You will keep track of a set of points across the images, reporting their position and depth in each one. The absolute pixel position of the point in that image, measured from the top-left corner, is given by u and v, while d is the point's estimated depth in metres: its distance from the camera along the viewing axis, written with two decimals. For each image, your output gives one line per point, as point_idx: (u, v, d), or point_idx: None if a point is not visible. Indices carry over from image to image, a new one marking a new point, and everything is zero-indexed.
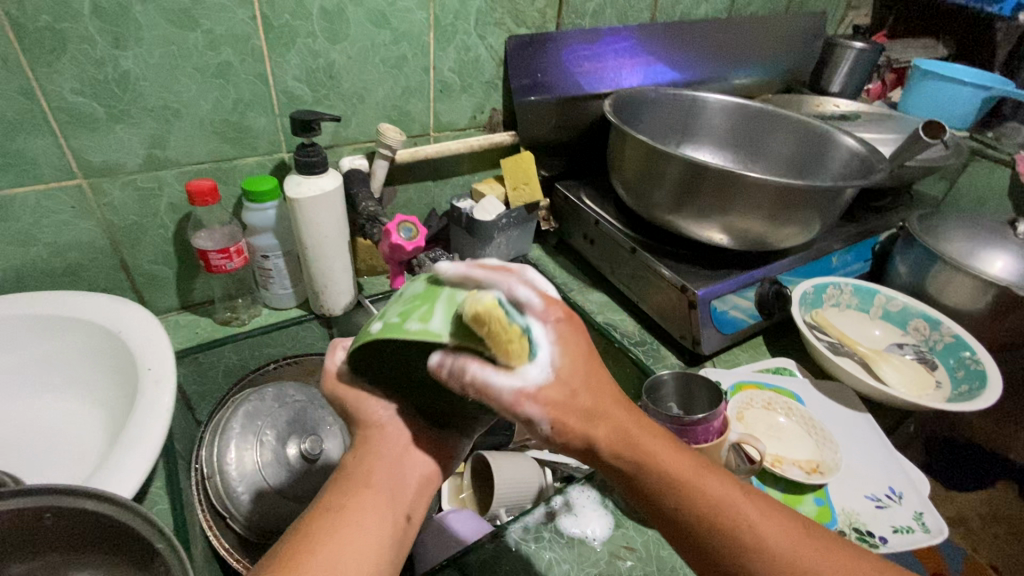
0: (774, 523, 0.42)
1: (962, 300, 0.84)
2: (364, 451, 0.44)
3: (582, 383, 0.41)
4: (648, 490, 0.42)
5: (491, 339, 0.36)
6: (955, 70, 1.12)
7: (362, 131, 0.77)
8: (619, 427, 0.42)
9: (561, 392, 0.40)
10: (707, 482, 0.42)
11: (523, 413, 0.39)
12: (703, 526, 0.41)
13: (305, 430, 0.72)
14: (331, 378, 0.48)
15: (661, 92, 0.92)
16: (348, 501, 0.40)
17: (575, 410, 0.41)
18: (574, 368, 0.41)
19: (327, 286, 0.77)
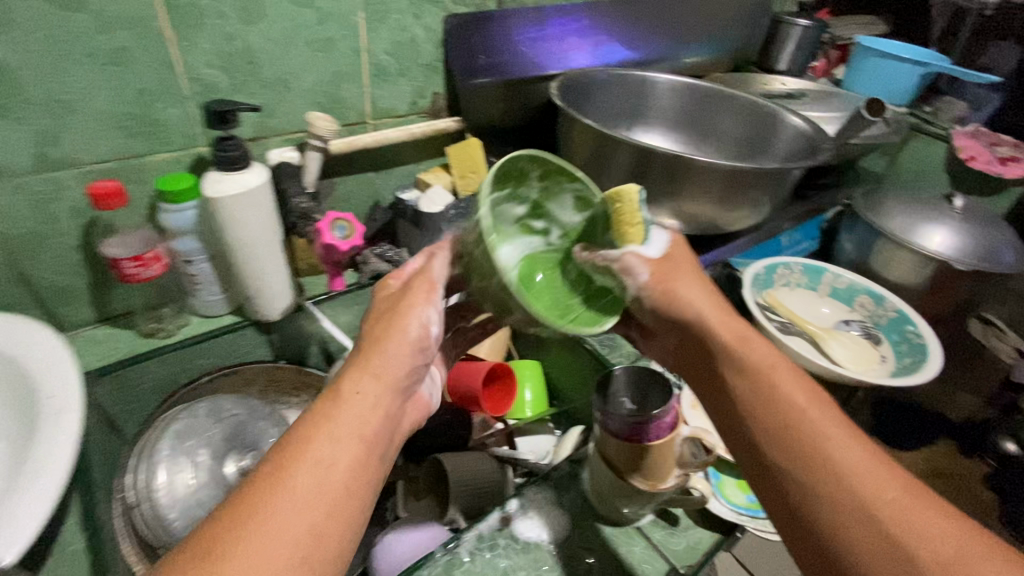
0: (848, 435, 0.40)
1: (904, 275, 0.86)
2: (370, 371, 0.44)
3: (682, 268, 0.53)
4: (723, 369, 0.47)
5: (620, 211, 0.52)
6: (897, 47, 1.14)
7: (290, 120, 0.72)
8: (717, 316, 0.50)
9: (670, 267, 0.53)
10: (787, 379, 0.44)
11: (632, 266, 0.52)
12: (766, 411, 0.43)
13: (244, 446, 0.68)
14: (425, 279, 0.51)
15: (610, 73, 0.89)
16: (340, 418, 0.41)
17: (682, 283, 0.52)
18: (682, 263, 0.54)
19: (261, 290, 0.72)
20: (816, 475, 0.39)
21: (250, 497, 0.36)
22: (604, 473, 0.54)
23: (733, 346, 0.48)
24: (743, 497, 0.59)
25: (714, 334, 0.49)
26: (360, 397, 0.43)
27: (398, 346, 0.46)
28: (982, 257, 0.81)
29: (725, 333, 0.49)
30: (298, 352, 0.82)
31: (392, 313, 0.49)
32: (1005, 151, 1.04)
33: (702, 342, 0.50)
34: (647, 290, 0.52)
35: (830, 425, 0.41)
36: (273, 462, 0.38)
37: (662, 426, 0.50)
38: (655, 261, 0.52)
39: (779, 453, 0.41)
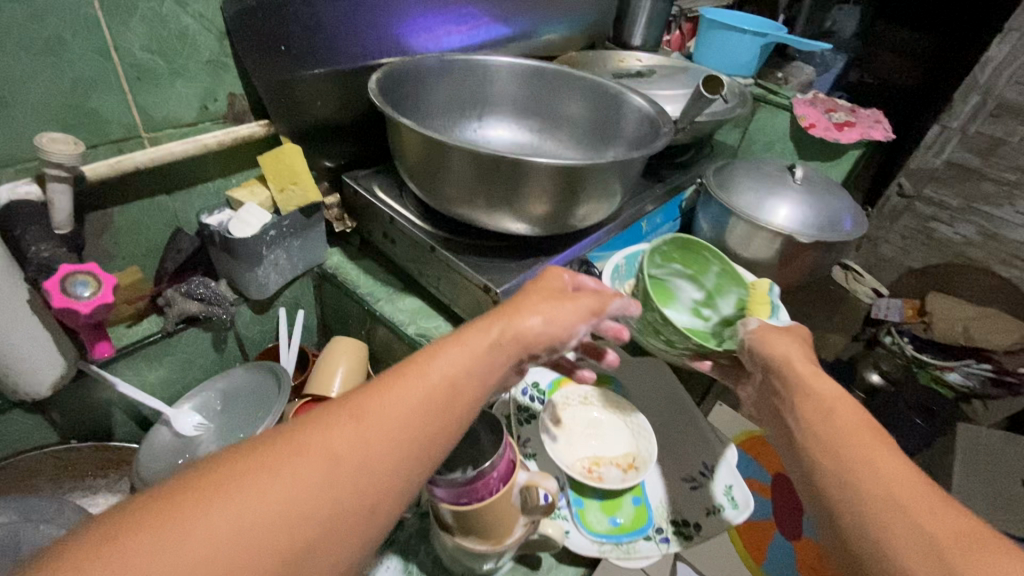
0: (916, 476, 0.36)
1: (755, 252, 0.87)
2: (521, 326, 0.45)
3: (791, 335, 0.55)
4: (790, 398, 0.47)
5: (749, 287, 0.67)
6: (739, 19, 1.15)
7: (20, 146, 0.56)
8: (807, 369, 0.49)
9: (793, 334, 0.56)
10: (854, 419, 0.41)
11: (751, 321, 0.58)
12: (818, 430, 0.42)
13: (13, 561, 0.55)
14: (600, 298, 0.52)
15: (444, 60, 0.79)
16: (484, 354, 0.41)
17: (783, 340, 0.53)
18: (801, 335, 0.56)
19: (11, 368, 0.56)
20: (874, 503, 0.35)
21: (400, 375, 0.37)
22: (444, 538, 0.48)
23: (811, 387, 0.46)
24: (607, 522, 0.55)
25: (798, 376, 0.48)
26: (506, 344, 0.43)
27: (548, 318, 0.47)
28: (824, 228, 0.83)
29: (809, 376, 0.48)
30: (99, 424, 0.70)
31: (558, 293, 0.50)
32: (840, 117, 1.08)
33: (782, 384, 0.49)
34: (752, 338, 0.55)
35: (894, 461, 0.37)
36: (416, 359, 0.39)
37: (490, 483, 0.44)
38: (764, 327, 0.56)
39: (834, 478, 0.38)
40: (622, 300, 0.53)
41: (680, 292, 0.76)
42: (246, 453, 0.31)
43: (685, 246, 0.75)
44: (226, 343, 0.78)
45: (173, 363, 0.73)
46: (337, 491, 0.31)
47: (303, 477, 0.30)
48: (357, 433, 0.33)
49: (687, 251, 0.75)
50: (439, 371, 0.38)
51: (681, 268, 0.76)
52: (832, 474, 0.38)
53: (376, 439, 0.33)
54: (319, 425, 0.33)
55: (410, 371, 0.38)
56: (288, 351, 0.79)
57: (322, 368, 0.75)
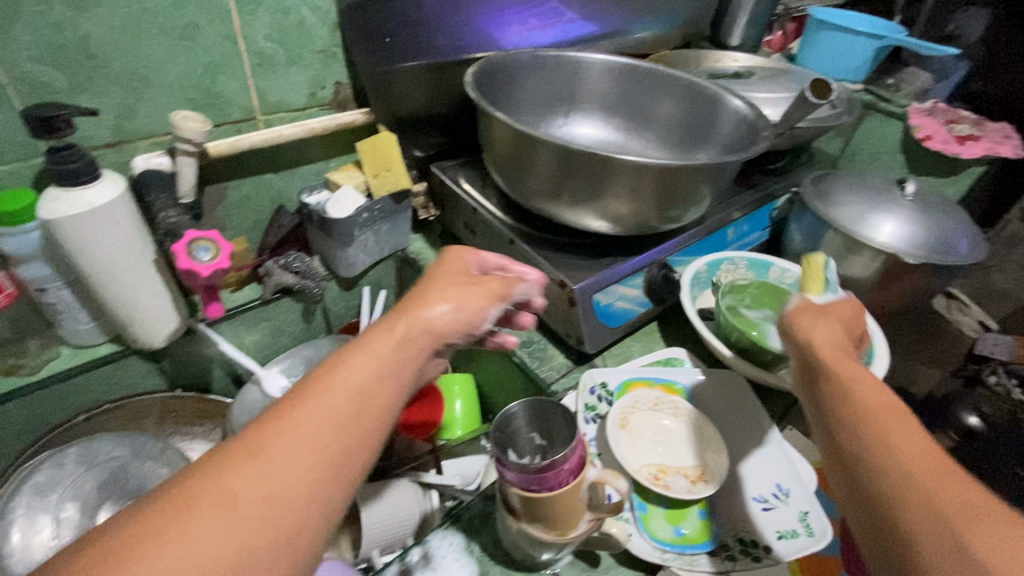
0: (923, 437, 0.37)
1: (852, 270, 0.81)
2: (422, 322, 0.43)
3: (822, 311, 0.50)
4: (811, 364, 0.45)
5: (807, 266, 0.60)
6: (853, 19, 1.07)
7: (156, 120, 0.63)
8: (829, 340, 0.46)
9: (821, 305, 0.51)
10: (873, 385, 0.41)
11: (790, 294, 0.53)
12: (843, 407, 0.41)
13: (124, 493, 0.60)
14: (504, 285, 0.50)
15: (538, 56, 0.80)
16: (386, 352, 0.40)
17: (816, 313, 0.49)
18: (843, 310, 0.51)
19: (134, 317, 0.63)
20: (893, 481, 0.35)
21: (298, 398, 0.35)
22: (508, 522, 0.49)
23: (829, 358, 0.44)
24: (672, 532, 0.54)
25: (817, 346, 0.46)
26: (412, 335, 0.41)
27: (454, 306, 0.45)
28: (934, 250, 0.76)
29: (827, 347, 0.45)
30: (201, 378, 0.77)
31: (461, 283, 0.48)
32: (962, 130, 0.98)
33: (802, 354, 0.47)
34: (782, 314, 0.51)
35: (905, 426, 0.37)
36: (315, 376, 0.37)
37: (563, 475, 0.44)
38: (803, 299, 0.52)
39: (850, 438, 0.38)
40: (526, 283, 0.54)
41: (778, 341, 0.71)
42: (141, 515, 0.29)
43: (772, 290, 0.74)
44: (313, 315, 0.84)
45: (267, 329, 0.80)
46: (243, 535, 0.30)
47: (201, 533, 0.29)
48: (258, 471, 0.32)
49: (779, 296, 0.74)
50: (341, 383, 0.36)
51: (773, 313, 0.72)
52: (851, 451, 0.38)
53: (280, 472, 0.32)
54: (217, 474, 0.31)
55: (308, 390, 0.36)
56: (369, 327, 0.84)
57: None
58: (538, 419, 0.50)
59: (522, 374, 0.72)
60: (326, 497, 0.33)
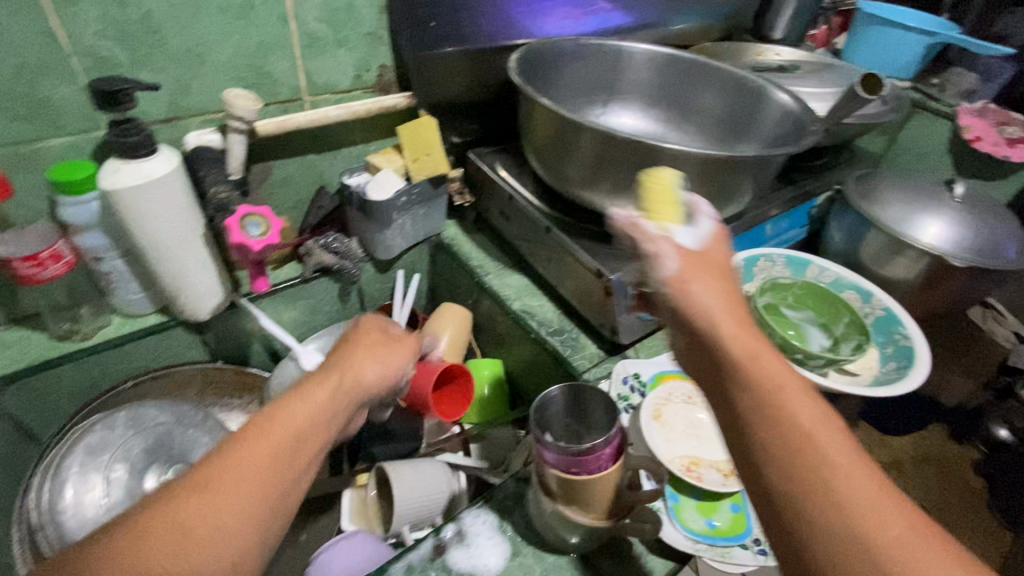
0: (858, 458, 0.33)
1: (894, 271, 0.79)
2: (355, 373, 0.45)
3: (716, 271, 0.40)
4: (720, 366, 0.36)
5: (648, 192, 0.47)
6: (904, 14, 1.03)
7: (209, 98, 0.64)
8: (736, 324, 0.37)
9: (703, 264, 0.40)
10: (801, 398, 0.34)
11: (664, 257, 0.40)
12: (776, 441, 0.33)
13: (169, 457, 0.63)
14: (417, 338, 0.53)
15: (581, 43, 0.79)
16: (313, 410, 0.41)
17: (705, 284, 0.39)
18: (716, 261, 0.41)
19: (182, 289, 0.64)
20: (850, 554, 0.30)
21: (244, 440, 0.37)
22: (543, 502, 0.49)
23: (743, 359, 0.35)
24: (704, 523, 0.54)
25: (724, 344, 0.36)
26: (339, 398, 0.43)
27: (382, 369, 0.47)
28: (982, 252, 0.74)
29: (737, 341, 0.36)
30: (240, 353, 0.79)
31: (390, 337, 0.50)
32: (1016, 131, 0.95)
33: (703, 348, 0.37)
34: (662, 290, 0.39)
35: (839, 447, 0.33)
36: (259, 419, 0.38)
37: (601, 460, 0.44)
38: (692, 253, 0.41)
39: (786, 484, 0.32)
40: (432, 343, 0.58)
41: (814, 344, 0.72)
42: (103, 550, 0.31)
43: (814, 292, 0.75)
44: (349, 296, 0.85)
45: (305, 307, 0.82)
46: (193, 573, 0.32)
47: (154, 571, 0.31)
48: (203, 512, 0.34)
49: (822, 299, 0.74)
50: (284, 430, 0.38)
51: (812, 314, 0.75)
52: (794, 505, 0.32)
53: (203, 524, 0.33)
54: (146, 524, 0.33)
55: (253, 432, 0.38)
56: (401, 311, 0.85)
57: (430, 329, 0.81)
58: (578, 402, 0.50)
59: (554, 361, 0.73)
60: (249, 549, 0.34)
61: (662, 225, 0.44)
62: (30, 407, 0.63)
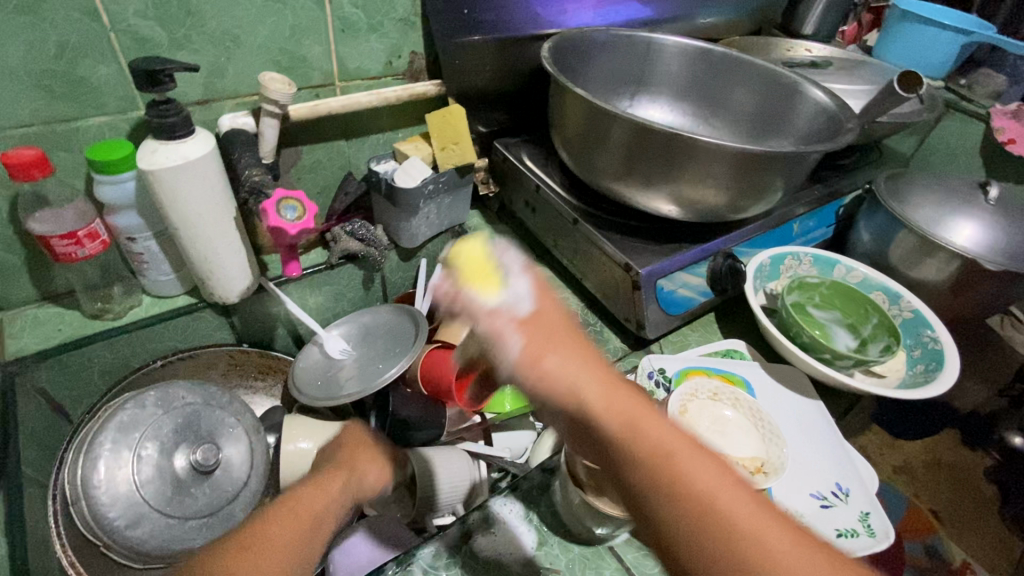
0: (758, 505, 0.31)
1: (923, 273, 0.78)
2: (351, 474, 0.49)
3: (564, 334, 0.36)
4: (603, 443, 0.34)
5: (464, 261, 0.40)
6: (939, 12, 1.01)
7: (243, 81, 0.64)
8: (603, 388, 0.34)
9: (541, 329, 0.36)
10: (691, 454, 0.32)
11: (502, 336, 0.35)
12: (671, 505, 0.31)
13: (198, 437, 0.64)
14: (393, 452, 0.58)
15: (612, 34, 0.78)
16: (327, 501, 0.44)
17: (558, 351, 0.35)
18: (553, 319, 0.37)
19: (213, 271, 0.65)
20: None
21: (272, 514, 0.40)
22: (572, 492, 0.50)
23: (618, 431, 0.33)
24: None
25: (596, 417, 0.33)
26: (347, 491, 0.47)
27: (381, 471, 0.52)
28: (1015, 257, 0.73)
29: (607, 409, 0.33)
30: (265, 336, 0.80)
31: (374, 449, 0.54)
32: None
33: (582, 427, 0.35)
34: (517, 372, 0.35)
35: (741, 505, 0.30)
36: (282, 502, 0.42)
37: None
38: (531, 321, 0.36)
39: (695, 555, 0.30)
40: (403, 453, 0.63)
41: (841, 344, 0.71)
42: None
43: (842, 292, 0.74)
44: (373, 283, 0.86)
45: (329, 294, 0.82)
46: None
47: None
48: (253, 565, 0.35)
49: (848, 299, 0.74)
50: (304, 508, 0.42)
51: (839, 314, 0.74)
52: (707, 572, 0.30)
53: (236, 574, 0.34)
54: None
55: (278, 511, 0.41)
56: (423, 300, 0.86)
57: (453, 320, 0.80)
58: None
59: None
60: None
61: (487, 295, 0.38)
62: (62, 383, 0.64)
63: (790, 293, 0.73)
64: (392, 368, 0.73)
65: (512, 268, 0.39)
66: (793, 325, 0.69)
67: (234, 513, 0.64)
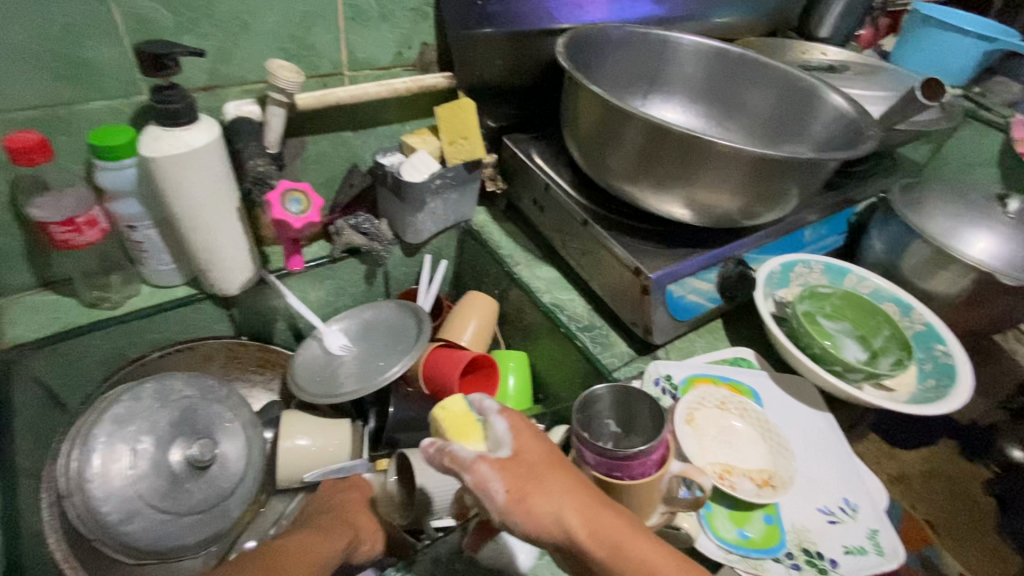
0: None
1: (936, 285, 0.76)
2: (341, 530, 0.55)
3: (541, 468, 0.39)
4: (592, 569, 0.37)
5: (448, 421, 0.44)
6: (960, 18, 0.99)
7: (250, 67, 0.62)
8: (586, 524, 0.37)
9: (521, 469, 0.38)
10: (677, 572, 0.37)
11: (486, 485, 0.37)
12: None
13: (194, 432, 0.63)
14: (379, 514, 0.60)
15: (628, 31, 0.77)
16: (334, 550, 0.51)
17: (542, 490, 0.37)
18: (533, 458, 0.39)
19: (214, 263, 0.63)
20: None
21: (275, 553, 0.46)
22: None
23: (606, 558, 0.36)
24: (735, 531, 0.53)
25: (584, 546, 0.36)
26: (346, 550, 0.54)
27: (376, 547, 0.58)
28: None
29: (594, 540, 0.37)
30: (264, 329, 0.78)
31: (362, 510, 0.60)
32: None
33: (571, 556, 0.37)
34: (505, 517, 0.37)
35: None
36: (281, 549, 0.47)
37: (644, 464, 0.44)
38: (511, 464, 0.38)
39: None
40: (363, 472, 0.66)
41: (852, 353, 0.70)
42: None
43: (853, 300, 0.73)
44: (375, 278, 0.84)
45: (331, 288, 0.81)
46: None
47: None
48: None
49: (860, 310, 0.72)
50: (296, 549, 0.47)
51: (849, 325, 0.72)
52: None
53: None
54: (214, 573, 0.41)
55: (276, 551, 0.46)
56: (427, 297, 0.83)
57: (456, 318, 0.79)
58: (631, 414, 0.51)
59: (582, 357, 0.71)
60: None
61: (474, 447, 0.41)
62: (58, 373, 0.63)
63: (801, 301, 0.72)
64: (393, 367, 0.72)
65: (490, 416, 0.42)
66: (804, 335, 0.67)
67: (229, 510, 0.63)
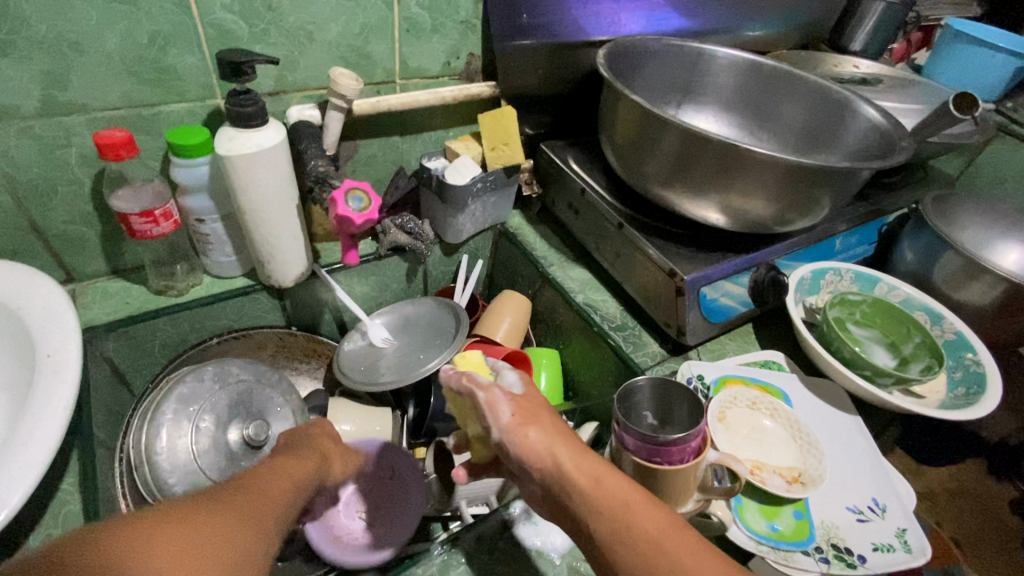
0: (698, 550, 0.38)
1: (968, 295, 0.77)
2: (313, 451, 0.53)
3: (541, 410, 0.45)
4: (573, 501, 0.40)
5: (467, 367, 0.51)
6: (995, 33, 1.00)
7: (312, 75, 0.67)
8: (574, 455, 0.41)
9: (528, 404, 0.44)
10: (646, 506, 0.39)
11: (496, 403, 0.43)
12: (634, 555, 0.37)
13: (249, 414, 0.68)
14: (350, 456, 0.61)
15: (664, 43, 0.80)
16: (298, 476, 0.46)
17: (541, 424, 0.43)
18: (538, 402, 0.45)
19: (273, 256, 0.68)
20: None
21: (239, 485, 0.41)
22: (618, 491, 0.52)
23: (588, 487, 0.40)
24: (766, 525, 0.55)
25: (570, 475, 0.40)
26: (315, 473, 0.50)
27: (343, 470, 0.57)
28: None
29: (578, 470, 0.40)
30: (311, 320, 0.82)
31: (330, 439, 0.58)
32: None
33: (555, 488, 0.41)
34: (503, 437, 0.42)
35: (687, 554, 0.37)
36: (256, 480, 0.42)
37: (681, 451, 0.47)
38: (519, 398, 0.44)
39: None
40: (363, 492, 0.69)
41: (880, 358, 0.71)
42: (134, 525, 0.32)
43: (884, 306, 0.74)
44: (415, 275, 0.88)
45: (374, 284, 0.85)
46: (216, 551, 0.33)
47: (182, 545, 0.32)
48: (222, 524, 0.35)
49: (891, 318, 0.74)
50: (269, 477, 0.43)
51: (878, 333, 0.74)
52: None
53: (160, 554, 0.31)
54: (108, 536, 0.30)
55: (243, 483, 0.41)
56: (463, 294, 0.87)
57: (492, 315, 0.82)
58: (655, 405, 0.55)
59: (614, 355, 0.74)
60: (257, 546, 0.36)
61: None
62: (126, 354, 0.67)
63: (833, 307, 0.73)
64: (431, 361, 0.75)
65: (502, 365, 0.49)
66: (834, 338, 0.69)
67: None
